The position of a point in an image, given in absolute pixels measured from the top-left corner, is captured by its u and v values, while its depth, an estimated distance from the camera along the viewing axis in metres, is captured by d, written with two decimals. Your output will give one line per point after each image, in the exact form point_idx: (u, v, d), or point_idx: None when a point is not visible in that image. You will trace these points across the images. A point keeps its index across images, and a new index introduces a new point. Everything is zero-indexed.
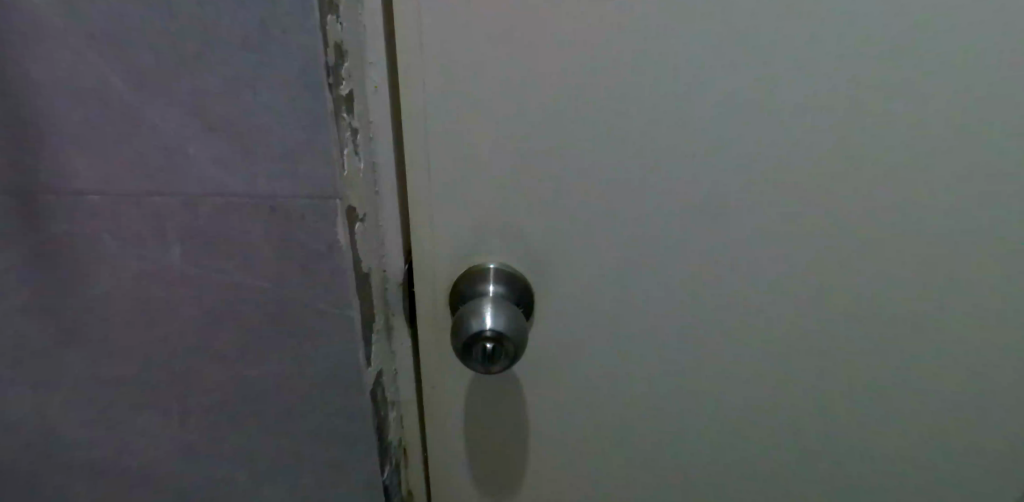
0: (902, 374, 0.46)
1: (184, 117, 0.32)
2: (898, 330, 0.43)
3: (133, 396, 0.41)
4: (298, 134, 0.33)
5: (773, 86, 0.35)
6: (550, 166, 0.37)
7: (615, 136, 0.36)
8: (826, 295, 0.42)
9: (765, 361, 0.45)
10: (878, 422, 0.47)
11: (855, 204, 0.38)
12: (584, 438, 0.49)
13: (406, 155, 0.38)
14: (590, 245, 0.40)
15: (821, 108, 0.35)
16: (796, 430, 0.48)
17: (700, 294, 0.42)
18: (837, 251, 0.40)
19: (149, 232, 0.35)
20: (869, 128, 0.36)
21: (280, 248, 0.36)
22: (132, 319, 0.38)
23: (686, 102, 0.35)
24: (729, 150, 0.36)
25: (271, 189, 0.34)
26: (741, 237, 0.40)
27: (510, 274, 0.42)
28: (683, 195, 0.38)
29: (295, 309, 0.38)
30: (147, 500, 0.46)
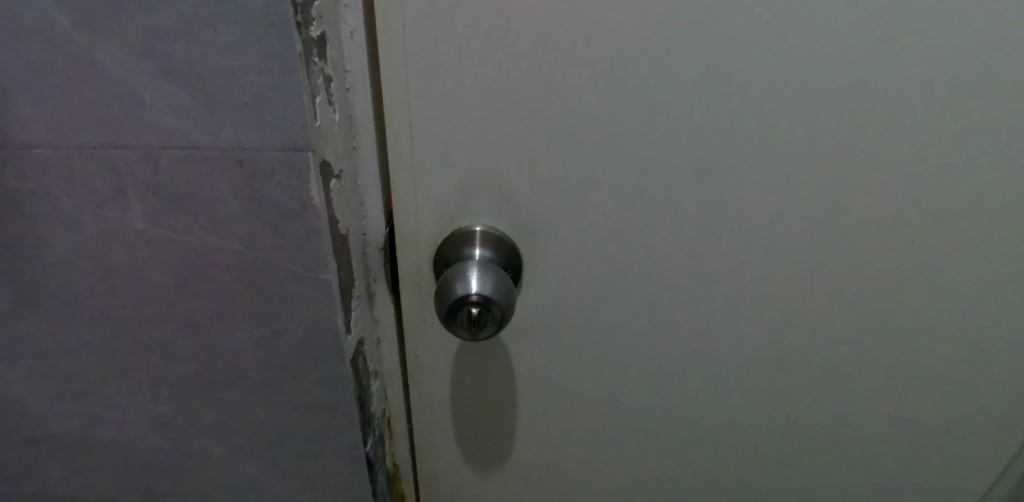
0: (894, 353, 0.46)
1: (143, 63, 0.31)
2: (882, 310, 0.44)
3: (114, 345, 0.42)
4: (263, 80, 0.31)
5: (767, 58, 0.34)
6: (546, 114, 0.37)
7: (615, 81, 0.36)
8: (813, 274, 0.42)
9: (758, 334, 0.46)
10: (859, 398, 0.49)
11: (852, 185, 0.38)
12: (572, 398, 0.51)
13: (387, 113, 0.38)
14: (587, 202, 0.40)
15: (816, 82, 0.35)
16: (779, 402, 0.50)
17: (694, 258, 0.42)
18: (826, 230, 0.40)
19: (122, 179, 0.35)
20: (867, 107, 0.36)
21: (250, 204, 0.35)
22: (109, 268, 0.38)
23: (678, 67, 0.35)
24: (726, 115, 0.36)
25: (237, 139, 0.33)
26: (731, 211, 0.40)
27: (497, 238, 0.42)
28: (674, 163, 0.38)
29: (268, 267, 0.37)
30: (131, 448, 0.47)
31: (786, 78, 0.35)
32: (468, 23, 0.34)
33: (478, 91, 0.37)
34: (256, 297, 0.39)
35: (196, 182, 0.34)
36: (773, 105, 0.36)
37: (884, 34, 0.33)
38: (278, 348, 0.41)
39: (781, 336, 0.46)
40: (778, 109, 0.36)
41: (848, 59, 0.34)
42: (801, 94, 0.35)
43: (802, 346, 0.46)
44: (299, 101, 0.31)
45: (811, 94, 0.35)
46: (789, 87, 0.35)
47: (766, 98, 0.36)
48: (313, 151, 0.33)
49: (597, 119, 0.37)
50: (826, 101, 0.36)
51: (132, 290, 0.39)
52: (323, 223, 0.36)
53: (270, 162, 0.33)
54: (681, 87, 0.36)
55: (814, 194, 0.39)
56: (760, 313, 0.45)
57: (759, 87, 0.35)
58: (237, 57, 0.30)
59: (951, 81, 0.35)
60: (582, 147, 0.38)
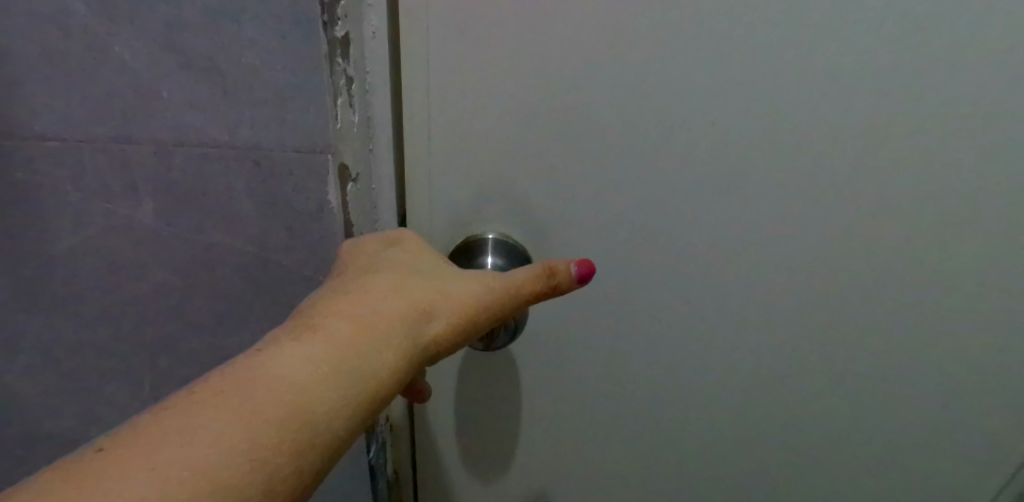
0: (913, 393, 0.45)
1: (161, 56, 0.30)
2: (900, 340, 0.43)
3: (115, 342, 0.41)
4: (285, 78, 0.30)
5: (798, 81, 0.34)
6: (569, 128, 0.37)
7: (642, 98, 0.35)
8: (828, 298, 0.42)
9: (773, 360, 0.45)
10: (870, 430, 0.47)
11: (876, 213, 0.38)
12: (576, 409, 0.50)
13: (406, 117, 0.37)
14: (602, 213, 0.40)
15: (841, 101, 0.34)
16: (787, 427, 0.49)
17: (708, 274, 0.42)
18: (845, 253, 0.39)
19: (133, 174, 0.34)
20: (895, 137, 0.35)
21: (265, 205, 0.34)
22: (114, 263, 0.37)
23: (702, 81, 0.34)
24: (748, 131, 0.36)
25: (255, 138, 0.32)
26: (748, 230, 0.39)
27: (510, 246, 0.41)
28: (692, 177, 0.38)
29: (278, 268, 0.37)
30: None
31: (813, 96, 0.34)
32: (495, 30, 0.34)
33: (501, 101, 0.36)
34: (265, 297, 0.38)
35: (209, 180, 0.34)
36: (799, 129, 0.35)
37: (917, 64, 0.33)
38: None
39: (796, 364, 0.45)
40: (806, 132, 0.36)
41: (880, 85, 0.34)
42: (830, 118, 0.35)
43: (817, 376, 0.45)
44: (321, 101, 0.31)
45: (840, 120, 0.35)
46: (818, 110, 0.35)
47: (789, 116, 0.35)
48: (331, 151, 0.33)
49: (621, 136, 0.37)
50: (855, 125, 0.35)
51: (138, 287, 0.38)
52: (338, 226, 0.35)
53: (287, 163, 0.33)
54: (709, 108, 0.35)
55: (837, 221, 0.38)
56: (775, 338, 0.44)
57: (782, 104, 0.35)
58: (260, 54, 0.30)
59: (983, 116, 0.34)
60: (602, 164, 0.38)
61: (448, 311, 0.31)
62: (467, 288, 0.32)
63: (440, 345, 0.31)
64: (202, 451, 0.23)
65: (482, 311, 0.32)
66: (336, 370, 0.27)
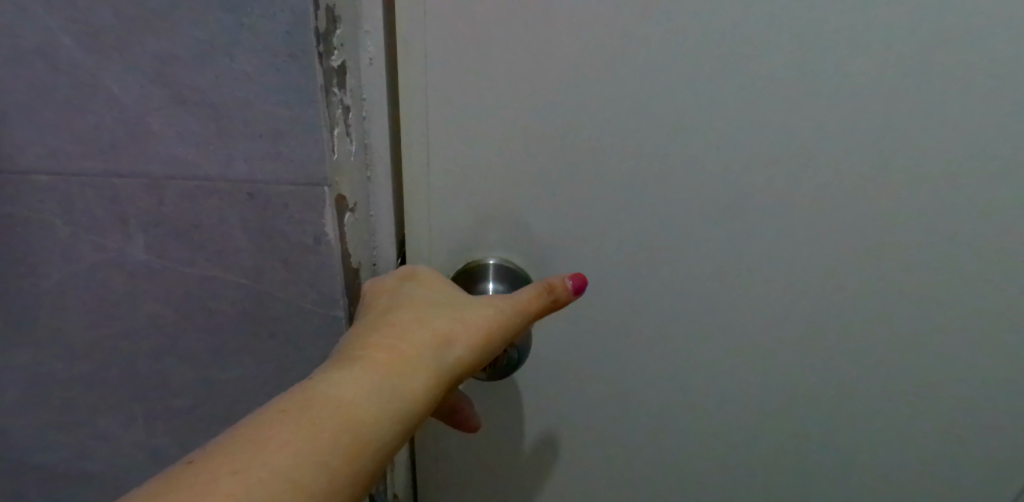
0: (932, 428, 0.43)
1: (152, 90, 0.29)
2: (921, 368, 0.41)
3: (108, 377, 0.40)
4: (279, 111, 0.29)
5: (811, 112, 0.33)
6: (571, 156, 0.35)
7: (647, 128, 0.34)
8: (845, 328, 0.40)
9: (786, 395, 0.43)
10: (890, 462, 0.45)
11: (895, 247, 0.36)
12: (582, 437, 0.48)
13: (405, 143, 0.36)
14: (607, 240, 0.38)
15: (856, 126, 0.33)
16: (803, 461, 0.46)
17: (719, 303, 0.40)
18: (862, 282, 0.38)
19: (124, 209, 0.33)
20: (915, 166, 0.33)
21: (260, 238, 0.33)
22: (105, 298, 0.36)
23: (709, 106, 0.33)
24: (758, 156, 0.34)
25: (249, 171, 0.31)
26: (759, 258, 0.38)
27: (511, 272, 0.40)
28: (700, 203, 0.36)
29: (275, 301, 0.36)
30: (123, 481, 0.45)
31: (828, 121, 0.33)
32: (495, 59, 0.33)
33: (501, 129, 0.35)
34: (261, 330, 0.37)
35: (202, 213, 0.33)
36: (812, 160, 0.34)
37: (939, 94, 0.31)
38: (283, 382, 0.39)
39: (811, 398, 0.43)
40: (820, 162, 0.34)
41: (899, 115, 0.32)
42: (847, 149, 0.33)
43: (832, 412, 0.44)
44: (318, 134, 0.30)
45: (856, 150, 0.33)
46: (832, 140, 0.33)
47: (802, 141, 0.33)
48: (329, 186, 0.32)
49: (624, 165, 0.35)
50: (871, 157, 0.33)
51: (129, 321, 0.37)
52: (336, 258, 0.34)
53: (283, 196, 0.32)
54: (717, 138, 0.34)
55: (853, 253, 0.37)
56: (789, 373, 0.42)
57: (794, 129, 0.33)
58: (253, 86, 0.29)
59: (1007, 148, 0.33)
60: (605, 194, 0.36)
61: (471, 333, 0.31)
62: (487, 309, 0.32)
63: (466, 366, 0.31)
64: (270, 462, 0.24)
65: (500, 333, 0.32)
66: (378, 390, 0.27)
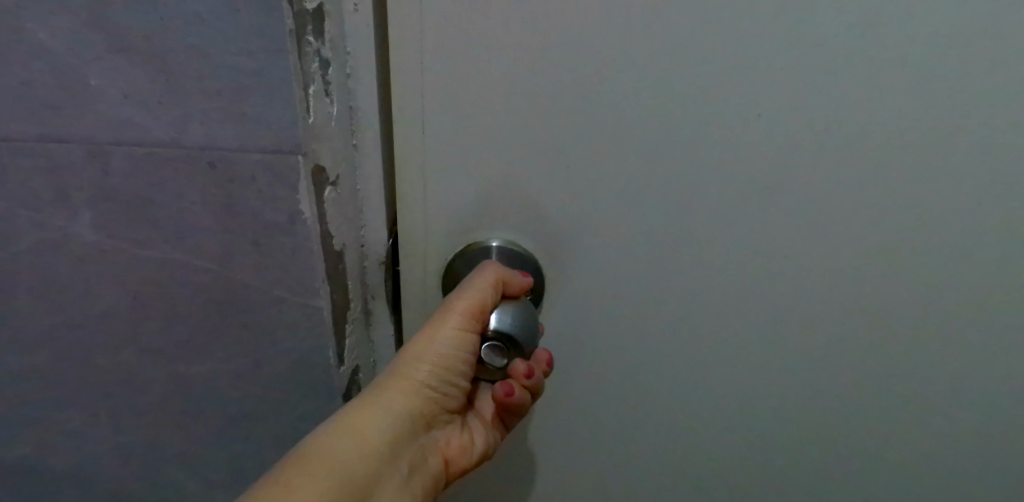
0: (991, 439, 0.38)
1: (87, 37, 0.24)
2: (983, 367, 0.36)
3: (63, 369, 0.35)
4: (239, 62, 0.24)
5: (879, 72, 0.27)
6: (590, 125, 0.30)
7: (683, 93, 0.28)
8: (901, 324, 0.34)
9: (830, 404, 0.38)
10: (938, 471, 0.40)
11: (968, 233, 0.31)
12: (594, 443, 0.43)
13: (395, 105, 0.31)
14: (630, 221, 0.32)
15: (930, 86, 0.27)
16: (841, 472, 0.41)
17: (758, 297, 0.34)
18: (923, 271, 0.32)
19: (64, 179, 0.28)
20: (996, 133, 0.28)
21: (225, 215, 0.28)
22: (53, 283, 0.32)
23: (756, 60, 0.27)
24: (812, 122, 0.29)
25: (208, 135, 0.26)
26: (808, 244, 0.32)
27: (518, 256, 0.34)
28: (741, 179, 0.30)
29: (244, 287, 0.31)
30: (90, 480, 0.41)
31: (896, 80, 0.27)
32: (502, 6, 0.27)
33: (509, 93, 0.29)
34: (231, 320, 0.32)
35: (155, 185, 0.28)
36: (878, 132, 0.29)
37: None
38: (259, 375, 0.35)
39: (861, 408, 0.38)
40: (887, 134, 0.29)
41: (980, 76, 0.27)
42: (919, 119, 0.28)
43: (884, 423, 0.38)
44: (288, 92, 0.25)
45: (928, 120, 0.28)
46: (902, 106, 0.28)
47: (864, 106, 0.28)
48: (304, 154, 0.27)
49: (653, 133, 0.30)
50: (946, 126, 0.28)
51: (83, 310, 0.33)
52: (314, 240, 0.29)
53: (248, 166, 0.27)
54: (765, 103, 0.28)
55: (919, 242, 0.31)
56: (833, 378, 0.37)
57: (856, 91, 0.28)
58: (208, 32, 0.24)
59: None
60: (631, 172, 0.31)
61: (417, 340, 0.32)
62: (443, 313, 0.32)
63: (427, 375, 0.32)
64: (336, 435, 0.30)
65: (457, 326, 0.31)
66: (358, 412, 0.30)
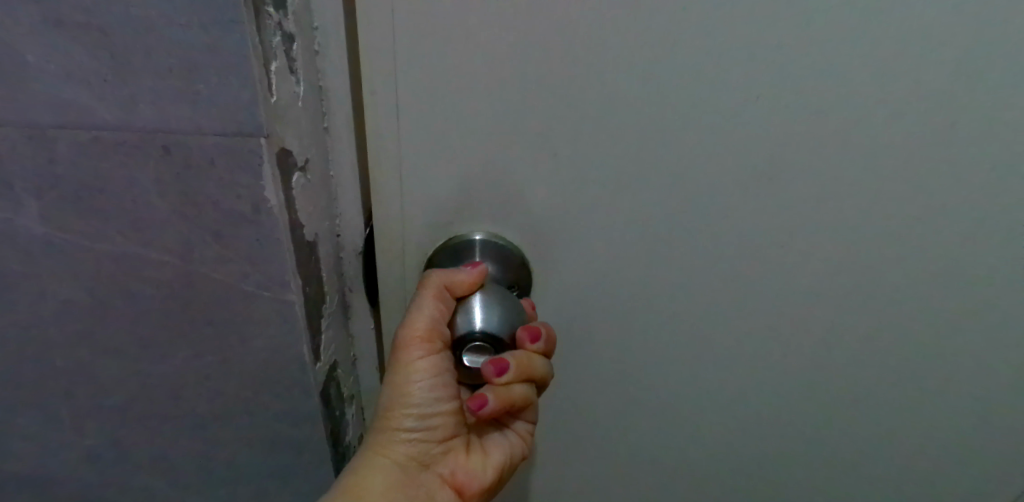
0: (975, 418, 0.38)
1: (21, 10, 0.22)
2: (971, 350, 0.35)
3: (20, 372, 0.33)
4: (191, 37, 0.22)
5: (888, 48, 0.25)
6: (576, 108, 0.28)
7: (677, 72, 0.27)
8: (892, 308, 0.34)
9: (818, 387, 0.38)
10: (923, 448, 0.41)
11: (967, 216, 0.30)
12: (581, 426, 0.42)
13: (366, 85, 0.28)
14: (617, 209, 0.31)
15: (937, 64, 0.26)
16: (825, 450, 0.41)
17: (749, 283, 0.33)
18: (917, 257, 0.31)
19: (7, 169, 0.26)
20: (1003, 115, 0.27)
21: (185, 204, 0.26)
22: (1, 281, 0.29)
23: (752, 39, 0.25)
24: (810, 104, 0.27)
25: (162, 118, 0.24)
26: (801, 230, 0.31)
27: (502, 249, 0.33)
28: (733, 164, 0.29)
29: (209, 282, 0.29)
30: (56, 486, 0.39)
31: (901, 58, 0.25)
32: None
33: (487, 72, 0.27)
34: (197, 316, 0.30)
35: (107, 172, 0.26)
36: (879, 113, 0.27)
37: None
38: (229, 375, 0.33)
39: (850, 389, 0.38)
40: (892, 113, 0.27)
41: (991, 53, 0.25)
42: (923, 99, 0.26)
43: (871, 403, 0.38)
44: (247, 69, 0.23)
45: (933, 101, 0.27)
46: (907, 86, 0.26)
47: (866, 85, 0.26)
48: (267, 136, 0.25)
49: (642, 116, 0.28)
50: (954, 107, 0.27)
51: (37, 309, 0.30)
52: (282, 231, 0.27)
53: (207, 151, 0.25)
54: (761, 83, 0.27)
55: (918, 226, 0.30)
56: (821, 361, 0.36)
57: (858, 69, 0.26)
58: (155, 3, 0.22)
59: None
60: (619, 157, 0.29)
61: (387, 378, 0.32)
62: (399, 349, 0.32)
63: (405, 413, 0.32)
64: None
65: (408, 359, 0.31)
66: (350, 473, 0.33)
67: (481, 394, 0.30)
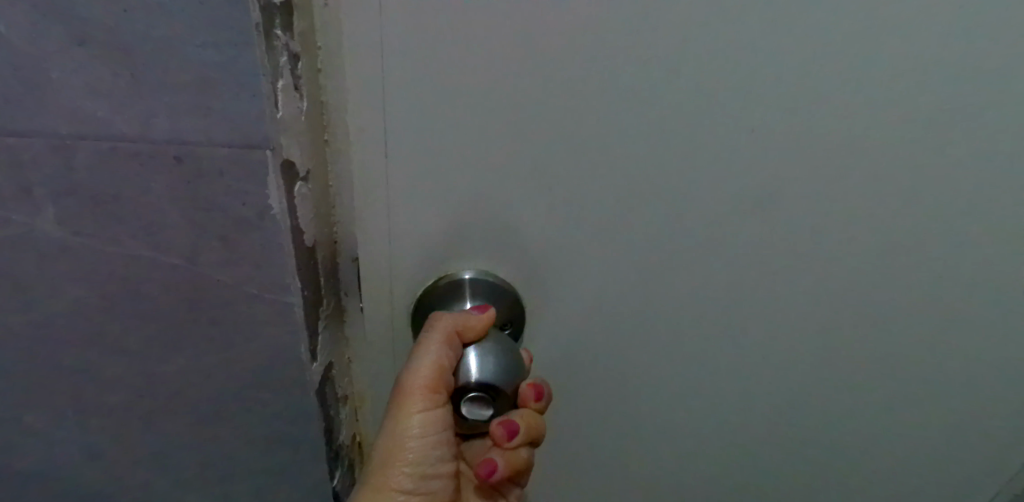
0: (919, 408, 0.42)
1: (49, 31, 0.24)
2: (914, 348, 0.38)
3: (30, 370, 0.35)
4: (205, 58, 0.24)
5: (830, 76, 0.28)
6: (556, 133, 0.30)
7: (655, 83, 0.28)
8: (844, 311, 0.36)
9: (780, 386, 0.40)
10: (875, 440, 0.44)
11: (904, 226, 0.33)
12: (561, 430, 0.44)
13: (354, 105, 0.30)
14: (591, 225, 0.33)
15: (870, 93, 0.29)
16: (788, 444, 0.44)
17: (715, 289, 0.35)
18: (863, 262, 0.34)
19: (28, 176, 0.27)
20: (929, 136, 0.30)
21: (194, 211, 0.28)
22: (17, 281, 0.31)
23: (708, 70, 0.28)
24: (763, 126, 0.29)
25: (176, 130, 0.26)
26: (758, 240, 0.33)
27: (493, 284, 0.36)
28: (697, 182, 0.31)
29: (215, 285, 0.31)
30: (58, 482, 0.40)
31: (840, 83, 0.28)
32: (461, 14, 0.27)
33: (474, 96, 0.29)
34: (201, 317, 0.32)
35: (121, 180, 0.27)
36: (836, 126, 0.29)
37: (957, 60, 0.28)
38: (230, 374, 0.35)
39: (811, 386, 0.40)
40: (838, 131, 0.30)
41: (914, 83, 0.28)
42: (861, 121, 0.29)
43: (826, 399, 0.41)
44: (256, 87, 0.25)
45: (868, 124, 0.29)
46: (864, 94, 0.29)
47: (810, 110, 0.29)
48: (273, 149, 0.26)
49: (615, 135, 0.30)
50: (905, 111, 0.29)
51: (49, 308, 0.32)
52: (284, 236, 0.29)
53: (218, 161, 0.27)
54: (719, 109, 0.29)
55: (876, 225, 0.33)
56: (783, 361, 0.39)
57: (802, 97, 0.29)
58: (174, 26, 0.24)
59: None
60: (593, 175, 0.31)
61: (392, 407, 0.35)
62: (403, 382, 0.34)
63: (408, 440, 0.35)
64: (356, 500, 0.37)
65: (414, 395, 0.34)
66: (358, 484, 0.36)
67: (492, 461, 0.36)
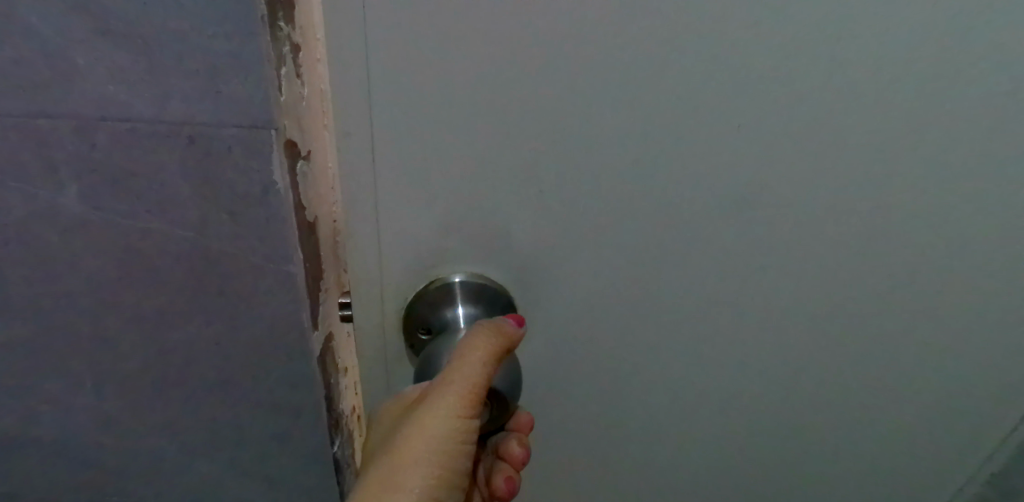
0: (880, 382, 0.44)
1: (75, 22, 0.27)
2: (874, 324, 0.41)
3: (51, 338, 0.37)
4: (215, 47, 0.27)
5: (789, 71, 0.30)
6: (535, 125, 0.31)
7: (631, 75, 0.30)
8: (808, 290, 0.39)
9: (750, 363, 0.43)
10: (839, 410, 0.46)
11: (863, 212, 0.35)
12: (546, 411, 0.46)
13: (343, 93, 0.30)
14: (570, 211, 0.35)
15: (827, 85, 0.31)
16: (759, 417, 0.47)
17: (687, 272, 0.38)
18: (826, 245, 0.37)
19: (53, 154, 0.30)
20: (883, 127, 0.32)
21: (204, 186, 0.31)
22: (41, 253, 0.34)
23: (676, 66, 0.30)
24: (728, 118, 0.32)
25: (188, 112, 0.29)
26: (726, 226, 0.36)
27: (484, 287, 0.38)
28: (669, 170, 0.33)
29: (223, 257, 0.33)
30: (75, 446, 0.43)
31: (798, 78, 0.30)
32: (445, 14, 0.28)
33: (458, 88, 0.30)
34: (210, 287, 0.35)
35: (138, 157, 0.30)
36: (795, 119, 0.32)
37: (905, 55, 0.30)
38: (236, 342, 0.37)
39: (779, 361, 0.43)
40: (799, 123, 0.32)
41: (868, 78, 0.30)
42: (819, 114, 0.31)
43: (793, 374, 0.44)
44: (261, 71, 0.27)
45: (825, 116, 0.32)
46: (821, 86, 0.31)
47: (771, 103, 0.31)
48: (277, 129, 0.29)
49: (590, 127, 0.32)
50: (861, 101, 0.31)
51: (70, 279, 0.35)
52: (286, 210, 0.32)
53: (227, 140, 0.29)
54: (687, 102, 0.31)
55: (835, 210, 0.35)
56: (752, 339, 0.41)
57: (764, 91, 0.31)
58: (187, 18, 0.26)
59: (1003, 86, 0.31)
60: (569, 164, 0.33)
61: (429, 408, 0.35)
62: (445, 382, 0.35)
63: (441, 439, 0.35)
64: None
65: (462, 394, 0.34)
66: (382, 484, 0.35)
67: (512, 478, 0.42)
